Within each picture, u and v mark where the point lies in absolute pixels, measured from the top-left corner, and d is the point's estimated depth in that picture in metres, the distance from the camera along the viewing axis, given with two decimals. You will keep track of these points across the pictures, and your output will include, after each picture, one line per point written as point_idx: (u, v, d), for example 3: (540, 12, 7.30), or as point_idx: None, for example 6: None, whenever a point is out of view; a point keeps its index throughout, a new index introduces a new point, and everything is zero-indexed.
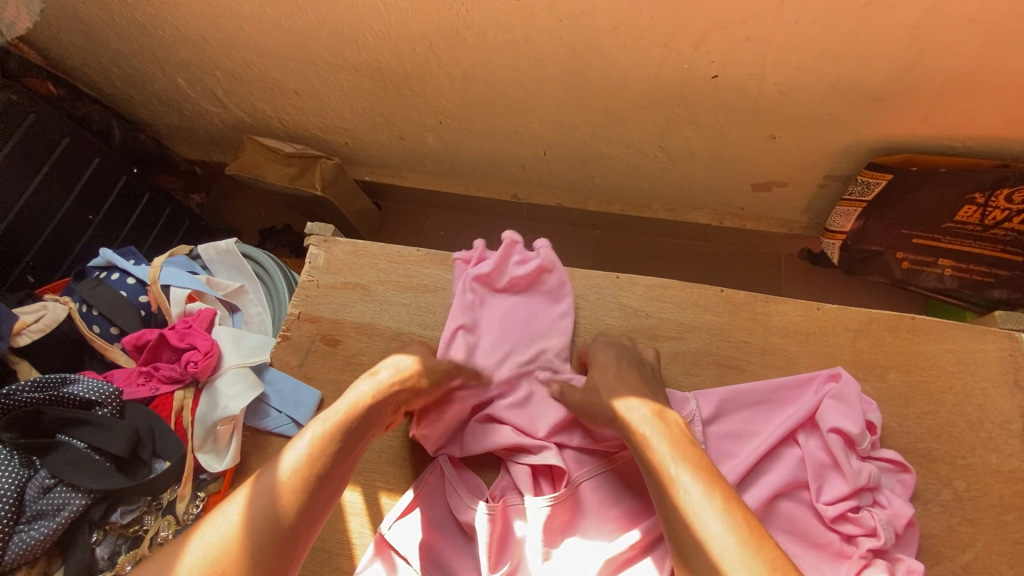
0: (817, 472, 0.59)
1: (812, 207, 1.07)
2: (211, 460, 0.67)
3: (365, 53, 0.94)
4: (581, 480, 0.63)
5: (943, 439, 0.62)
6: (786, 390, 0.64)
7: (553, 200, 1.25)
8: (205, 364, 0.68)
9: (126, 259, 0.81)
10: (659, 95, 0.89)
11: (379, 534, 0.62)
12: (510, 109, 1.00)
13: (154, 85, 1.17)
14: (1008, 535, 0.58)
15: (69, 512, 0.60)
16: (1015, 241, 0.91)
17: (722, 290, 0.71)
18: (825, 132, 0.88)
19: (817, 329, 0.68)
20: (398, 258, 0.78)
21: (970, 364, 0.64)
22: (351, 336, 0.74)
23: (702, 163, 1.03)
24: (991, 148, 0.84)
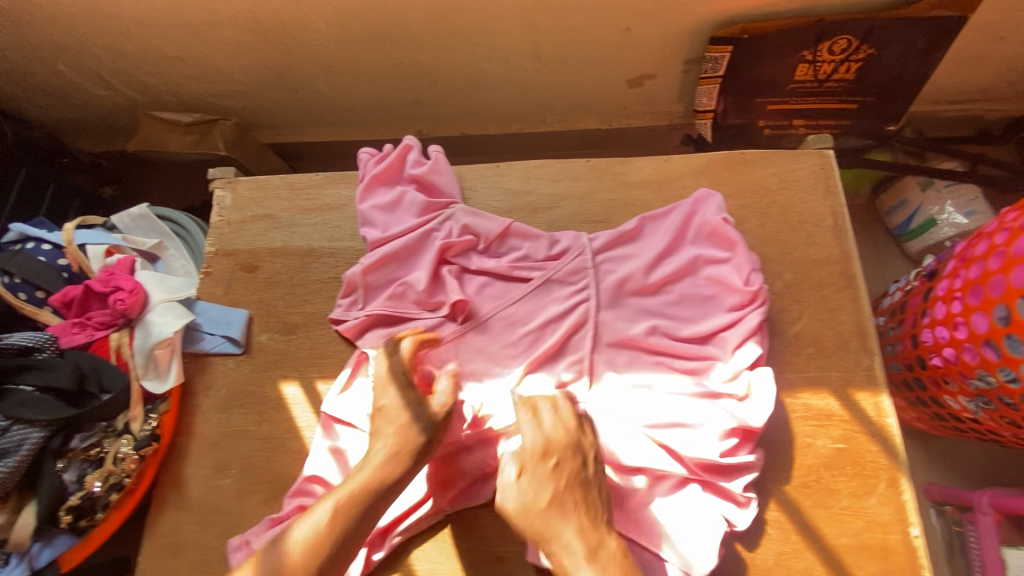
0: (669, 278, 0.72)
1: (682, 94, 1.18)
2: (156, 385, 0.73)
3: (237, 5, 0.97)
4: (493, 317, 0.74)
5: (773, 243, 0.74)
6: (649, 219, 0.75)
7: (457, 129, 1.32)
8: (133, 300, 0.74)
9: (39, 230, 0.84)
10: (519, 4, 0.97)
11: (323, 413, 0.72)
12: (389, 43, 1.06)
13: (36, 77, 1.17)
14: (827, 305, 0.71)
15: (29, 445, 0.66)
16: (846, 89, 1.06)
17: (587, 160, 0.81)
18: (669, 16, 0.98)
19: (668, 177, 0.79)
20: (299, 185, 0.85)
21: (789, 181, 0.77)
22: (267, 260, 0.81)
23: (576, 68, 1.12)
24: (807, 7, 0.96)
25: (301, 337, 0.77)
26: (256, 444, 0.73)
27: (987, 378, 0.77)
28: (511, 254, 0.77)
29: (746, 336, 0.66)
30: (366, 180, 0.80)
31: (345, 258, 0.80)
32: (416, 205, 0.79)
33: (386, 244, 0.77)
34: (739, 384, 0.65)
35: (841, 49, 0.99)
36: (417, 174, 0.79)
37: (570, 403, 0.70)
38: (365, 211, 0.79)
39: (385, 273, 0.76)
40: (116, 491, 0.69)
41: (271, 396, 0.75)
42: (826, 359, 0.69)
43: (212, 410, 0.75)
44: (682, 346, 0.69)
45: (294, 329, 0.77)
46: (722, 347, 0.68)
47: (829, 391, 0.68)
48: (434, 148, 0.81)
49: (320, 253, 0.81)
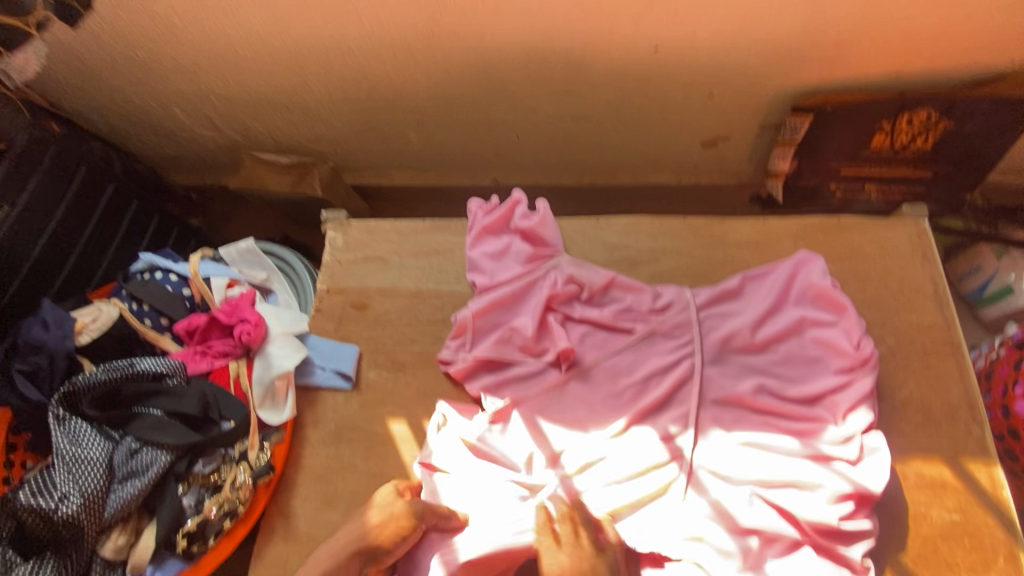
0: (774, 338, 0.74)
1: (754, 155, 1.23)
2: (272, 416, 0.76)
3: (351, 62, 1.06)
4: (598, 366, 0.76)
5: (874, 308, 0.76)
6: (750, 279, 0.77)
7: (530, 179, 1.38)
8: (257, 333, 0.78)
9: (165, 260, 0.89)
10: (612, 71, 1.03)
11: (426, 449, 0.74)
12: (482, 100, 1.13)
13: (150, 117, 1.27)
14: (932, 372, 0.72)
15: (157, 467, 0.69)
16: (922, 157, 1.09)
17: (685, 219, 0.85)
18: (753, 86, 1.04)
19: (765, 239, 0.82)
20: (407, 230, 0.90)
21: (887, 248, 0.79)
22: (377, 300, 0.85)
23: (655, 128, 1.18)
24: (887, 82, 1.01)
25: (409, 376, 0.80)
26: (364, 479, 0.75)
27: None
28: (614, 305, 0.79)
29: (857, 400, 0.67)
30: (475, 229, 0.84)
31: (451, 301, 0.84)
32: (523, 254, 0.82)
33: (495, 291, 0.80)
34: (851, 448, 0.66)
35: (921, 122, 1.03)
36: (524, 225, 0.83)
37: (678, 457, 0.70)
38: (473, 258, 0.83)
39: (491, 319, 0.79)
40: (229, 518, 0.71)
41: (378, 432, 0.77)
42: (935, 426, 0.70)
43: (320, 443, 0.77)
44: (791, 406, 0.70)
45: (402, 367, 0.81)
46: (832, 409, 0.69)
47: (941, 459, 0.68)
48: (541, 203, 0.86)
49: (427, 295, 0.85)
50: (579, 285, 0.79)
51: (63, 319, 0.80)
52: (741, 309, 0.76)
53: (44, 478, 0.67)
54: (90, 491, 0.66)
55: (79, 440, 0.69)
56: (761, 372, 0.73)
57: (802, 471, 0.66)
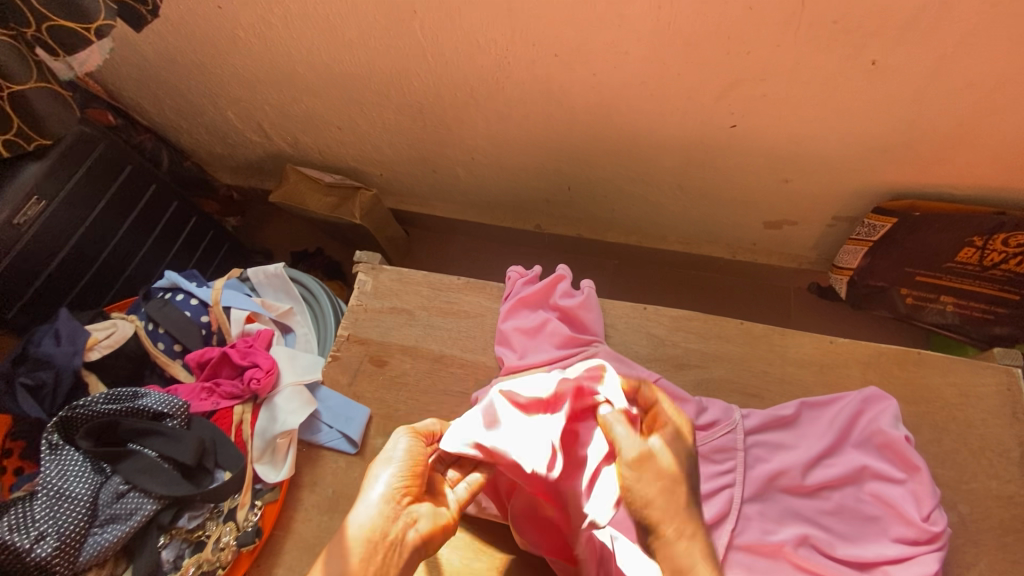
0: (828, 483, 0.65)
1: (820, 244, 1.13)
2: (268, 472, 0.71)
3: (409, 96, 1.02)
4: None
5: (947, 465, 0.67)
6: (807, 407, 0.69)
7: (574, 231, 1.32)
8: (267, 381, 0.74)
9: (189, 281, 0.86)
10: (682, 141, 0.97)
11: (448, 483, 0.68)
12: (537, 149, 1.08)
13: (204, 117, 1.25)
14: (1009, 555, 0.63)
15: (140, 516, 0.65)
16: (1011, 281, 0.98)
17: (742, 323, 0.77)
18: (834, 178, 0.95)
19: (830, 361, 0.74)
20: (441, 285, 0.85)
21: (971, 396, 0.70)
22: (397, 357, 0.80)
23: (717, 201, 1.10)
24: (987, 196, 0.91)
25: None
26: None
27: None
28: None
29: None
30: (512, 301, 0.79)
31: (475, 373, 0.78)
32: (562, 335, 0.75)
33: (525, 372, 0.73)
34: None
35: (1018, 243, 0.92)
36: (566, 305, 0.77)
37: None
38: (503, 330, 0.77)
39: None
40: None
41: None
42: None
43: (314, 509, 0.72)
44: (838, 569, 0.62)
45: None
46: None
47: None
48: (587, 283, 0.80)
49: (451, 362, 0.79)
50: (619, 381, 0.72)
51: (75, 335, 0.77)
52: (795, 442, 0.68)
53: (23, 511, 0.63)
54: (67, 533, 0.63)
55: (66, 474, 0.66)
56: (808, 520, 0.64)
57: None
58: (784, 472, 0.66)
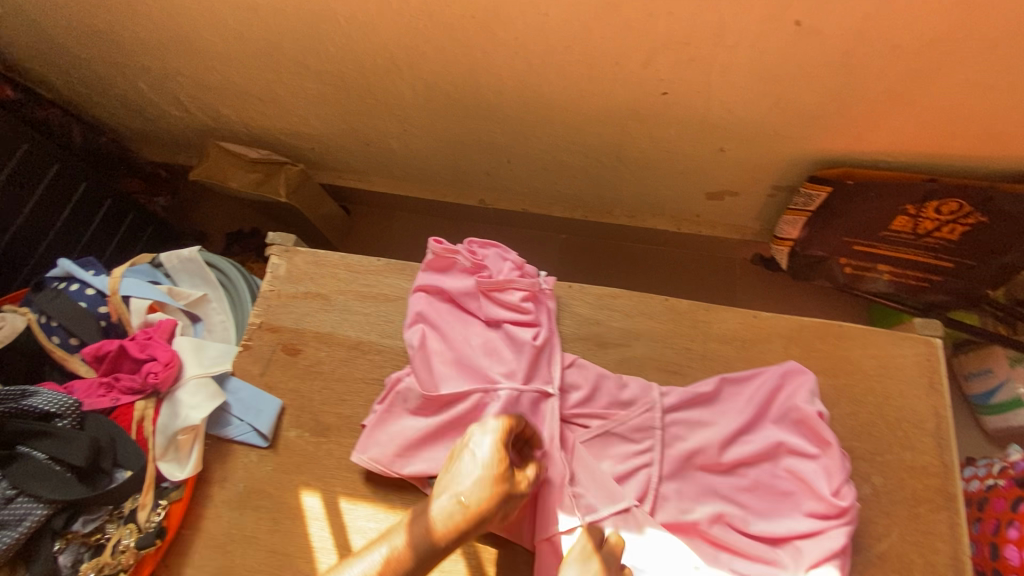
0: (744, 460, 0.64)
1: (763, 215, 1.12)
2: (173, 469, 0.68)
3: (327, 63, 0.95)
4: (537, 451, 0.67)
5: (864, 437, 0.67)
6: (729, 383, 0.68)
7: (519, 205, 1.28)
8: (166, 374, 0.70)
9: (84, 270, 0.81)
10: (615, 110, 0.93)
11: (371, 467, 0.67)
12: (470, 120, 1.03)
13: (115, 90, 1.16)
14: (919, 524, 0.63)
15: (31, 522, 0.61)
16: (944, 248, 0.98)
17: (667, 299, 0.75)
18: (769, 147, 0.93)
19: (753, 336, 0.72)
20: (359, 268, 0.80)
21: (889, 368, 0.69)
22: (312, 345, 0.76)
23: (658, 172, 1.07)
24: (921, 163, 0.90)
25: (332, 441, 0.71)
26: (264, 557, 0.66)
27: None
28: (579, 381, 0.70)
29: (827, 556, 0.58)
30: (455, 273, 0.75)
31: (392, 360, 0.75)
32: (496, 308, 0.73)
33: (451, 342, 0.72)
34: None
35: (950, 210, 0.91)
36: (497, 264, 0.75)
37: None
38: (434, 282, 0.75)
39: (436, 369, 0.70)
40: None
41: (289, 504, 0.68)
42: None
43: (224, 505, 0.69)
44: (751, 546, 0.61)
45: (326, 430, 0.72)
46: (795, 557, 0.60)
47: None
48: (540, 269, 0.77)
49: (368, 349, 0.75)
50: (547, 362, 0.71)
51: None
52: (713, 419, 0.67)
53: None
54: None
55: None
56: (725, 498, 0.64)
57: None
58: (701, 451, 0.65)
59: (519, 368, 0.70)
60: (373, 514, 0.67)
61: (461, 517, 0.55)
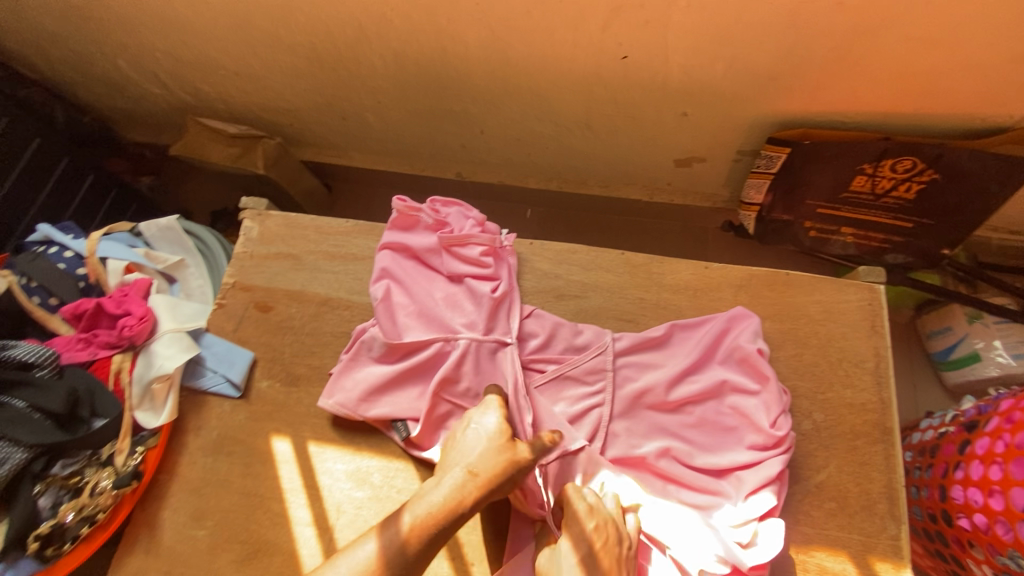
0: (690, 399, 0.68)
1: (730, 181, 1.14)
2: (149, 418, 0.71)
3: (299, 35, 0.98)
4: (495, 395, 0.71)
5: (807, 377, 0.70)
6: (679, 329, 0.71)
7: (496, 177, 1.30)
8: (141, 328, 0.73)
9: (64, 234, 0.85)
10: (579, 75, 0.95)
11: (337, 412, 0.70)
12: (441, 90, 1.05)
13: (95, 68, 1.18)
14: (856, 456, 0.66)
15: (11, 464, 0.64)
16: (902, 208, 1.01)
17: (623, 253, 0.78)
18: (730, 110, 0.96)
19: (704, 286, 0.75)
20: (328, 229, 0.83)
21: (833, 312, 0.73)
22: (283, 303, 0.79)
23: (626, 140, 1.10)
24: (875, 123, 0.92)
25: (302, 390, 0.74)
26: (237, 498, 0.70)
27: (1020, 560, 0.71)
28: (537, 332, 0.73)
29: (764, 482, 0.61)
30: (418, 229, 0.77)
31: (360, 314, 0.78)
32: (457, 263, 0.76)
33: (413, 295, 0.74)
34: (745, 531, 0.60)
35: (905, 168, 0.94)
36: (459, 221, 0.78)
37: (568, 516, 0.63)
38: (397, 239, 0.77)
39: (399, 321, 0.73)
40: (87, 525, 0.66)
41: (261, 449, 0.72)
42: (849, 518, 0.64)
43: (199, 452, 0.72)
44: (695, 477, 0.65)
45: (296, 380, 0.75)
46: (736, 487, 0.63)
47: (847, 554, 0.62)
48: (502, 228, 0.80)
49: (336, 305, 0.78)
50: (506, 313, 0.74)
51: None
52: (662, 361, 0.70)
53: None
54: None
55: None
56: (671, 435, 0.67)
57: (705, 540, 0.60)
58: (649, 391, 0.68)
59: (480, 318, 0.73)
60: (340, 456, 0.71)
61: (473, 487, 0.56)
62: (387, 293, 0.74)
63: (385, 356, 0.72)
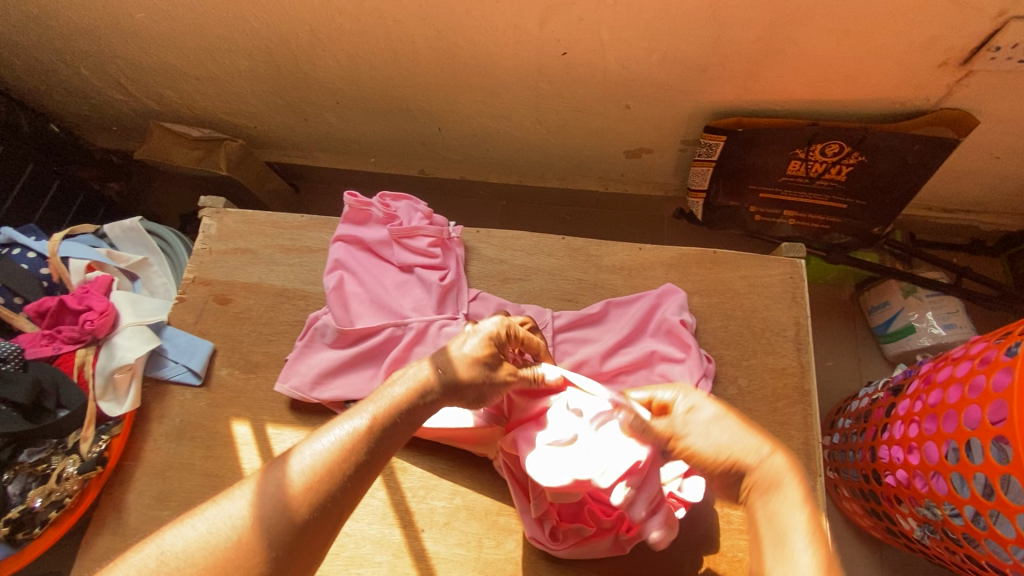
0: (622, 369, 0.72)
1: (679, 170, 1.20)
2: (112, 407, 0.74)
3: (253, 39, 1.01)
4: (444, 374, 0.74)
5: (732, 346, 0.75)
6: (614, 306, 0.76)
7: (457, 173, 1.35)
8: (101, 321, 0.76)
9: (27, 237, 0.88)
10: (524, 72, 1.00)
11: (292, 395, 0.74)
12: (396, 89, 1.10)
13: (58, 76, 1.21)
14: (777, 416, 0.71)
15: None
16: (836, 189, 1.07)
17: (563, 238, 0.83)
18: (668, 102, 1.01)
19: (639, 266, 0.81)
20: (284, 224, 0.87)
21: (757, 286, 0.78)
22: (241, 295, 0.83)
23: (576, 132, 1.14)
24: (803, 110, 0.98)
25: (260, 376, 0.78)
26: (199, 479, 0.73)
27: (935, 508, 0.76)
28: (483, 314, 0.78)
29: None
30: (369, 221, 0.81)
31: (315, 303, 0.82)
32: (406, 251, 0.80)
33: (364, 283, 0.78)
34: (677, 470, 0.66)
35: (833, 152, 1.00)
36: (408, 213, 0.82)
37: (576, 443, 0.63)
38: (348, 230, 0.81)
39: (351, 307, 0.77)
40: (55, 509, 0.69)
41: (220, 433, 0.75)
42: None
43: (162, 438, 0.76)
44: None
45: (254, 367, 0.79)
46: None
47: None
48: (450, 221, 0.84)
49: (292, 295, 0.82)
50: (453, 297, 0.78)
51: None
52: (598, 337, 0.75)
53: None
54: None
55: None
56: None
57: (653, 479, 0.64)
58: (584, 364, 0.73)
59: (429, 303, 0.77)
60: (298, 437, 0.74)
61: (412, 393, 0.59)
62: (339, 280, 0.77)
63: (338, 341, 0.76)
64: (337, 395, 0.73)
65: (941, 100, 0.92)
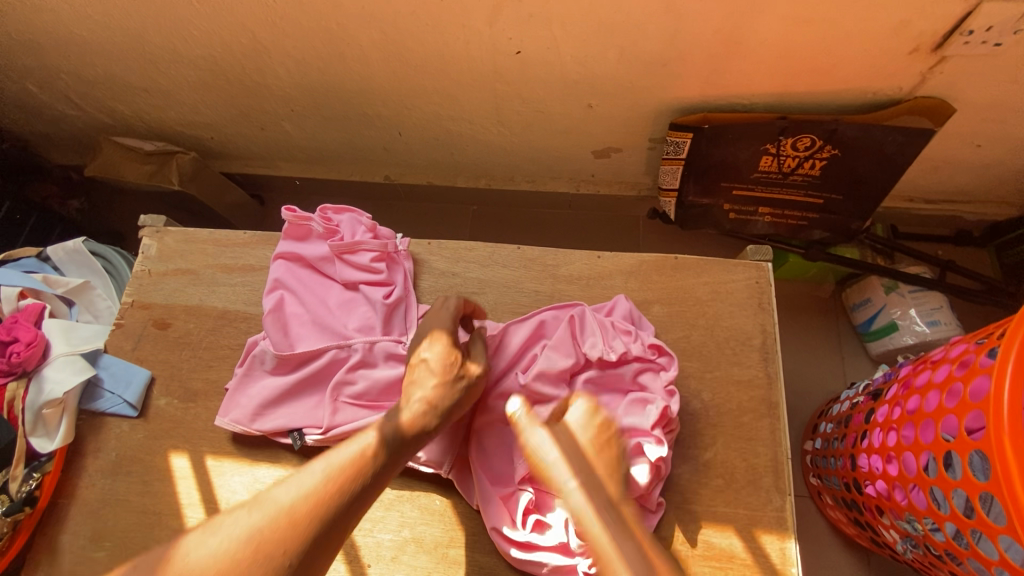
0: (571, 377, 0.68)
1: (650, 169, 1.15)
2: (44, 443, 0.70)
3: (196, 47, 0.97)
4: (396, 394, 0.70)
5: (694, 358, 0.71)
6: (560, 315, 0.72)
7: (425, 178, 1.30)
8: (29, 353, 0.71)
9: None
10: (479, 72, 0.95)
11: (231, 426, 0.70)
12: (351, 95, 1.05)
13: (4, 93, 1.17)
14: (743, 431, 0.67)
15: None
16: (810, 184, 1.02)
17: (518, 247, 0.79)
18: (632, 99, 0.97)
19: (597, 275, 0.77)
20: (227, 242, 0.83)
21: (720, 292, 0.74)
22: (181, 318, 0.79)
23: (541, 134, 1.10)
24: (772, 103, 0.94)
25: (201, 405, 0.74)
26: (135, 517, 0.69)
27: (915, 523, 0.72)
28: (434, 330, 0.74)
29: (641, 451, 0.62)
30: (309, 237, 0.77)
31: (258, 325, 0.78)
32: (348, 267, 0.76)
33: (306, 303, 0.74)
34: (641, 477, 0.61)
35: (805, 146, 0.96)
36: (351, 227, 0.78)
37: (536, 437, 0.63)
38: (288, 247, 0.77)
39: (293, 330, 0.73)
40: None
41: (158, 466, 0.72)
42: (736, 492, 0.65)
43: (97, 474, 0.72)
44: None
45: (194, 396, 0.75)
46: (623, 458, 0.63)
47: (733, 530, 0.63)
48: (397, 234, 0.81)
49: (235, 317, 0.79)
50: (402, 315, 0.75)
51: None
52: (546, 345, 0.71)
53: None
54: None
55: None
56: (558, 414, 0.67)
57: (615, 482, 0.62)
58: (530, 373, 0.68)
59: (375, 321, 0.73)
60: (238, 469, 0.71)
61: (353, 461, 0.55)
62: (279, 302, 0.73)
63: (281, 367, 0.72)
64: (282, 424, 0.70)
65: (914, 89, 0.87)
